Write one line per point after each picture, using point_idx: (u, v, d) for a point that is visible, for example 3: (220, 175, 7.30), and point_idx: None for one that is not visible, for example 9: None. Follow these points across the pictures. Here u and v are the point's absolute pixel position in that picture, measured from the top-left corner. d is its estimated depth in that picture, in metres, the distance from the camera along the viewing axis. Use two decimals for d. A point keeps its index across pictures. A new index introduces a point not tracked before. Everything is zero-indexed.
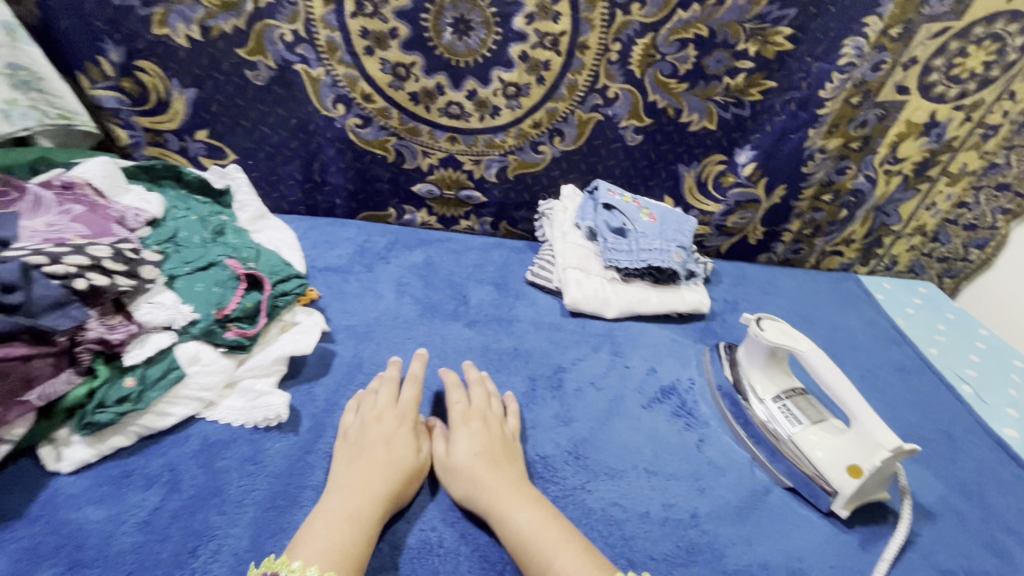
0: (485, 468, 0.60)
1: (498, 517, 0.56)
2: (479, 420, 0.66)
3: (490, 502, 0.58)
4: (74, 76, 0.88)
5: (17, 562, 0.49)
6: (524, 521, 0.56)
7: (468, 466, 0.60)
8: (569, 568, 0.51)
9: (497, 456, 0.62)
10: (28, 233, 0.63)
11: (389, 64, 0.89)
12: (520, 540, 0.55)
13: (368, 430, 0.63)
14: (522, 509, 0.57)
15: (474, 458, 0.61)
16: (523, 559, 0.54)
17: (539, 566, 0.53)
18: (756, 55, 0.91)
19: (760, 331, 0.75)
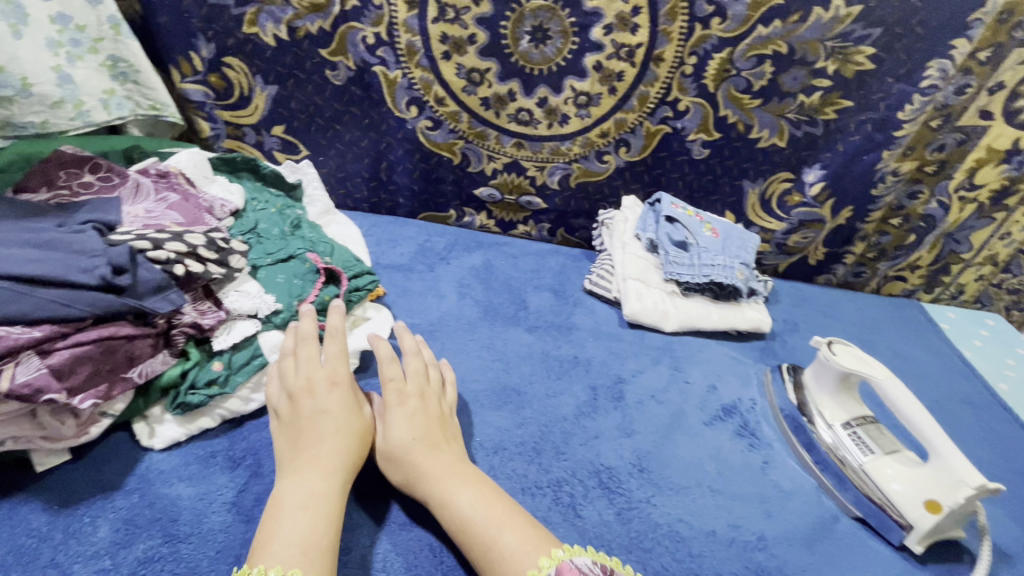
0: (424, 450, 0.59)
1: (440, 501, 0.56)
2: (415, 396, 0.64)
3: (430, 483, 0.57)
4: (166, 69, 0.92)
5: (118, 532, 0.51)
6: (465, 501, 0.56)
7: (405, 449, 0.59)
8: (513, 546, 0.52)
9: (434, 435, 0.61)
10: (129, 218, 0.66)
11: (464, 69, 0.91)
12: (462, 521, 0.55)
13: (299, 408, 0.59)
14: (462, 488, 0.57)
15: (413, 440, 0.60)
16: (466, 541, 0.54)
17: (482, 547, 0.53)
18: (835, 73, 0.89)
19: (831, 355, 0.73)
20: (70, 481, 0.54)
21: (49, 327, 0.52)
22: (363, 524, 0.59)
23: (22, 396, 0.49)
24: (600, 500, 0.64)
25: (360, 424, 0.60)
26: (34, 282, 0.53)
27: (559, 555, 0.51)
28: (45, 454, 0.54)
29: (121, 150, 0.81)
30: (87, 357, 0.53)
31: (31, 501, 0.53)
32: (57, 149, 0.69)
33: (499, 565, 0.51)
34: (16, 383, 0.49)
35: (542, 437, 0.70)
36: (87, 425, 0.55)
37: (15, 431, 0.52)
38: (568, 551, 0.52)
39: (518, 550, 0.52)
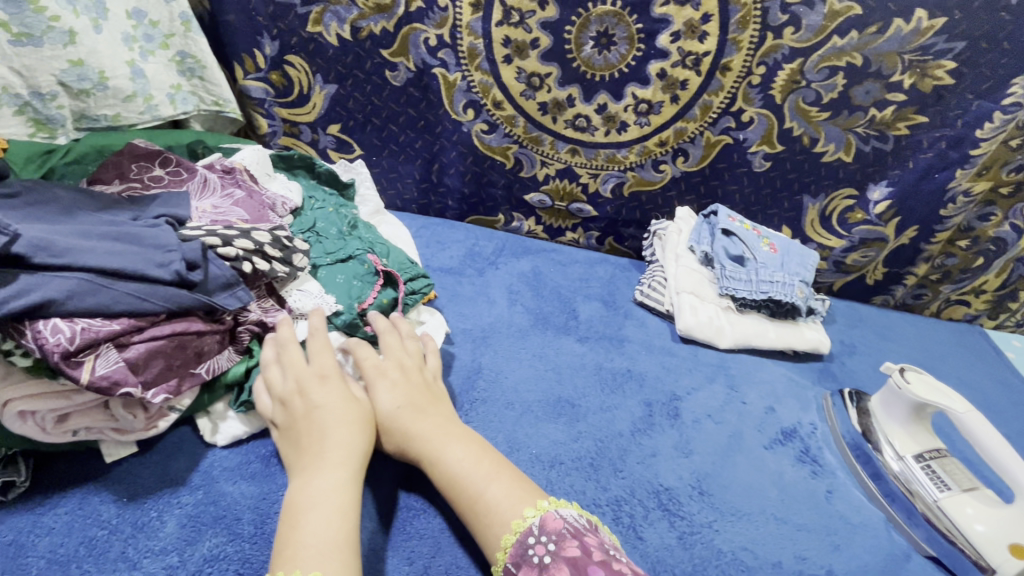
0: (411, 416, 0.58)
1: (430, 460, 0.56)
2: (399, 369, 0.62)
3: (420, 444, 0.57)
4: (230, 66, 0.93)
5: (184, 527, 0.52)
6: (455, 458, 0.55)
7: (394, 417, 0.58)
8: (500, 499, 0.52)
9: (419, 400, 0.60)
10: (198, 213, 0.66)
11: (525, 73, 0.90)
12: (452, 478, 0.54)
13: (292, 407, 0.56)
14: (450, 445, 0.56)
15: (399, 407, 0.59)
16: (456, 497, 0.54)
17: (469, 500, 0.53)
18: (911, 88, 0.85)
19: (905, 384, 0.70)
20: (136, 474, 0.55)
21: (127, 320, 0.52)
22: (424, 534, 0.59)
23: (100, 388, 0.49)
24: (660, 523, 0.62)
25: (360, 413, 0.57)
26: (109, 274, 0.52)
27: (544, 506, 0.51)
28: (114, 445, 0.55)
29: (185, 146, 0.82)
30: (159, 352, 0.53)
31: (100, 492, 0.53)
32: (131, 143, 0.72)
33: (489, 518, 0.51)
34: (96, 375, 0.49)
35: (598, 452, 0.69)
36: (156, 418, 0.56)
37: (89, 422, 0.53)
38: (553, 501, 0.52)
39: (506, 503, 0.52)
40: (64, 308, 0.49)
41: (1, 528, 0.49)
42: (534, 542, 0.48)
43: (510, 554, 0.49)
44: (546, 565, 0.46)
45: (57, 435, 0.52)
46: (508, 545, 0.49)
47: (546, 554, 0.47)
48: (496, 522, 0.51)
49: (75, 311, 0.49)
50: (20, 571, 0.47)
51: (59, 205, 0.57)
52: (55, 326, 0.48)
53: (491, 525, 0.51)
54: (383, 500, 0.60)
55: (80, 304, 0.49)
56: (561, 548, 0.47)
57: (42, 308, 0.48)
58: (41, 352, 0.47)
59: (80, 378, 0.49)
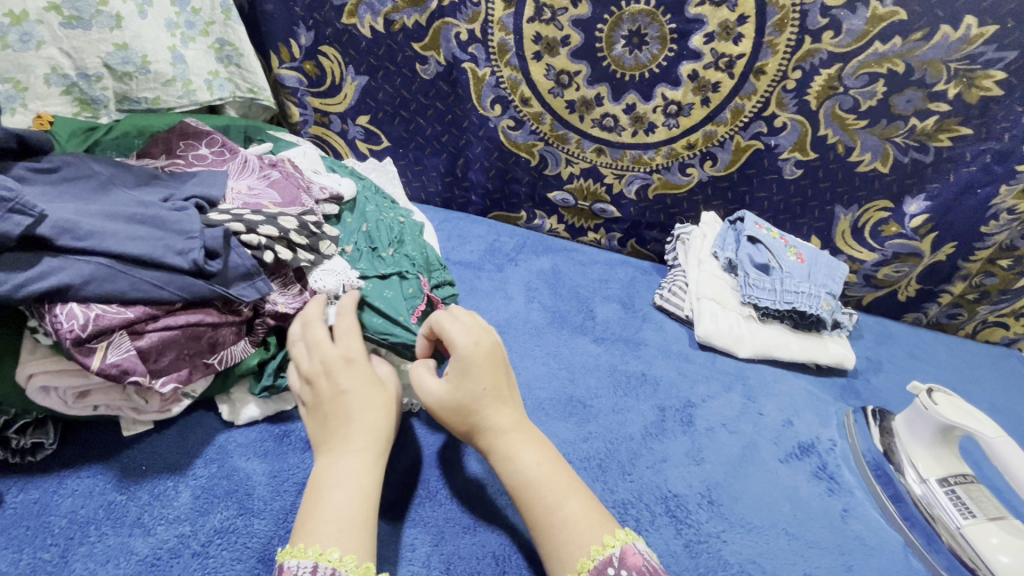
0: (489, 410, 0.58)
1: (505, 459, 0.56)
2: (479, 350, 0.59)
3: (498, 439, 0.57)
4: (267, 55, 0.96)
5: (197, 498, 0.53)
6: (529, 463, 0.55)
7: (476, 404, 0.57)
8: (576, 516, 0.51)
9: (497, 389, 0.59)
10: (232, 194, 0.68)
11: (554, 70, 0.89)
12: (525, 480, 0.54)
13: (324, 385, 0.56)
14: (527, 447, 0.56)
15: (481, 391, 0.58)
16: (527, 500, 0.54)
17: (543, 510, 0.52)
18: (955, 98, 0.81)
19: (932, 405, 0.68)
20: (154, 448, 0.56)
21: (142, 308, 0.53)
22: (430, 520, 0.60)
23: (110, 375, 0.50)
24: (667, 529, 0.62)
25: (385, 396, 0.57)
26: (128, 261, 0.53)
27: (622, 537, 0.49)
28: (130, 421, 0.57)
29: (241, 130, 0.86)
30: (173, 342, 0.54)
31: (120, 461, 0.55)
32: (184, 123, 0.75)
33: (566, 532, 0.50)
34: (106, 362, 0.50)
35: (608, 453, 0.68)
36: (170, 402, 0.57)
37: (106, 400, 0.54)
38: (629, 534, 0.51)
39: (585, 523, 0.51)
40: (81, 293, 0.50)
41: (27, 488, 0.52)
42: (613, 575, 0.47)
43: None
44: None
45: (79, 409, 0.54)
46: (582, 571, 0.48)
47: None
48: (570, 535, 0.50)
49: (91, 297, 0.50)
50: (43, 529, 0.49)
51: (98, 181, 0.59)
52: (70, 312, 0.49)
53: (562, 539, 0.50)
54: (392, 487, 0.62)
55: (97, 289, 0.51)
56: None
57: (60, 292, 0.49)
58: (57, 335, 0.49)
59: (90, 364, 0.50)
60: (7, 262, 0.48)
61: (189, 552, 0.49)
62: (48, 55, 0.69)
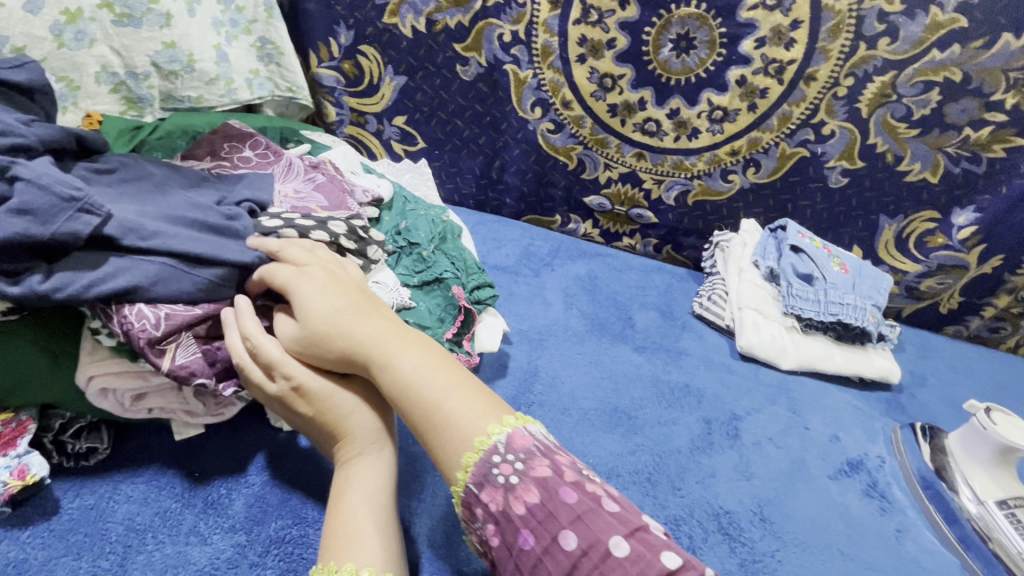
0: (351, 324, 0.52)
1: (379, 369, 0.50)
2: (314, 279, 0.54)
3: (366, 355, 0.51)
4: (305, 54, 0.95)
5: (252, 507, 0.52)
6: (406, 366, 0.50)
7: (332, 324, 0.52)
8: (460, 409, 0.48)
9: (346, 312, 0.52)
10: (280, 198, 0.67)
11: (597, 73, 0.88)
12: (405, 386, 0.49)
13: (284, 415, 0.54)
14: (398, 351, 0.51)
15: (333, 312, 0.52)
16: (411, 411, 0.49)
17: (429, 414, 0.48)
18: (1013, 108, 0.79)
19: (991, 424, 0.66)
20: (206, 454, 0.56)
21: (207, 307, 0.53)
22: None
23: (179, 377, 0.50)
24: (721, 547, 0.61)
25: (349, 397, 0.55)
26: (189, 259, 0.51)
27: (511, 422, 0.47)
28: (183, 425, 0.55)
29: (278, 131, 0.85)
30: None
31: (172, 467, 0.54)
32: (227, 124, 0.74)
33: (447, 432, 0.47)
34: (175, 364, 0.50)
35: (656, 467, 0.67)
36: (223, 405, 0.56)
37: (162, 403, 0.53)
38: (521, 418, 0.48)
39: (465, 416, 0.48)
40: (149, 294, 0.49)
41: (84, 492, 0.51)
42: (499, 461, 0.45)
43: (472, 473, 0.46)
44: (513, 485, 0.44)
45: (135, 412, 0.53)
46: (469, 467, 0.46)
47: (514, 473, 0.45)
48: (451, 433, 0.47)
49: (160, 297, 0.50)
50: (101, 535, 0.49)
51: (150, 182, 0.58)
52: (139, 312, 0.49)
53: (449, 437, 0.47)
54: (442, 498, 0.62)
55: (163, 290, 0.50)
56: (530, 468, 0.45)
57: (128, 293, 0.48)
58: (126, 336, 0.48)
59: (161, 365, 0.49)
60: (74, 262, 0.47)
61: (247, 562, 0.49)
62: (99, 53, 0.69)
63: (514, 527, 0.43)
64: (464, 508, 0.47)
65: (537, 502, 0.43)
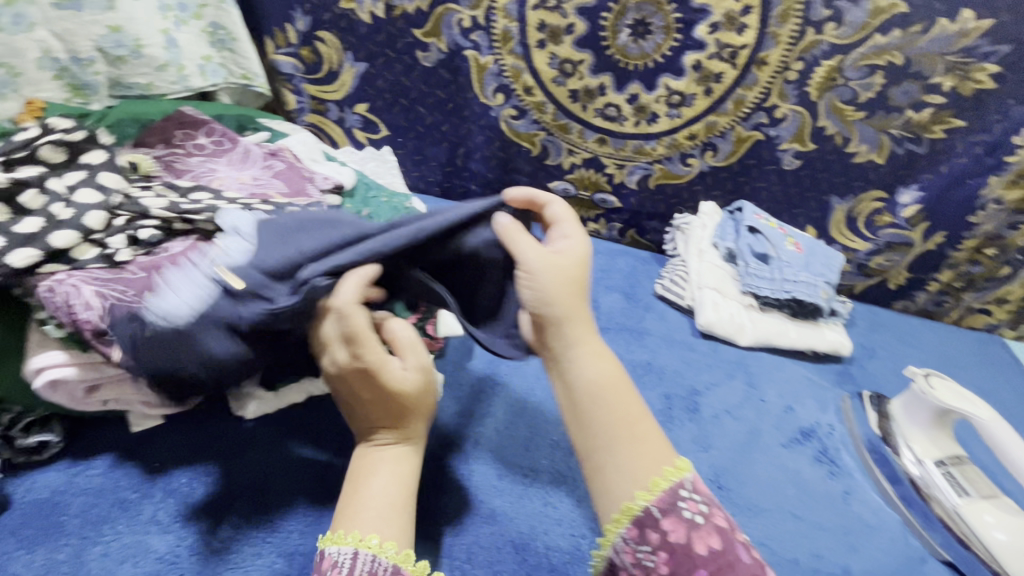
0: (581, 314, 0.57)
1: (586, 354, 0.56)
2: (572, 253, 0.58)
3: (581, 338, 0.56)
4: (261, 40, 0.93)
5: (213, 494, 0.52)
6: (606, 368, 0.56)
7: (571, 302, 0.56)
8: (654, 433, 0.54)
9: (574, 288, 0.56)
10: (238, 185, 0.66)
11: (557, 59, 0.89)
12: (607, 383, 0.55)
13: (354, 391, 0.52)
14: (605, 354, 0.57)
15: (575, 295, 0.57)
16: (604, 403, 0.54)
17: (625, 418, 0.54)
18: (950, 90, 0.83)
19: (929, 388, 0.70)
20: (165, 443, 0.55)
21: None
22: (451, 513, 0.61)
23: (132, 367, 0.49)
24: None
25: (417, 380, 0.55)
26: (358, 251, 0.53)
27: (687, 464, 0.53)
28: (139, 416, 0.55)
29: (234, 119, 0.83)
30: None
31: (129, 458, 0.54)
32: (180, 108, 0.71)
33: (642, 443, 0.52)
34: (127, 354, 0.49)
35: None
36: (182, 396, 0.56)
37: (117, 395, 0.53)
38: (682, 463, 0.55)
39: (659, 440, 0.54)
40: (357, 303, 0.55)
41: (38, 486, 0.51)
42: (687, 498, 0.50)
43: (657, 498, 0.49)
44: (697, 524, 0.48)
45: (87, 404, 0.52)
46: (656, 490, 0.50)
47: (700, 510, 0.49)
48: (641, 442, 0.53)
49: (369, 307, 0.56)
50: (56, 528, 0.48)
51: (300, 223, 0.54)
52: (86, 302, 0.48)
53: (636, 446, 0.52)
54: None
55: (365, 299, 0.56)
56: (711, 515, 0.49)
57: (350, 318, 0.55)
58: (75, 326, 0.48)
59: (112, 355, 0.49)
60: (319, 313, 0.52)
61: (209, 548, 0.48)
62: (39, 38, 0.66)
63: (690, 563, 0.46)
64: (631, 527, 0.49)
65: (719, 548, 0.47)
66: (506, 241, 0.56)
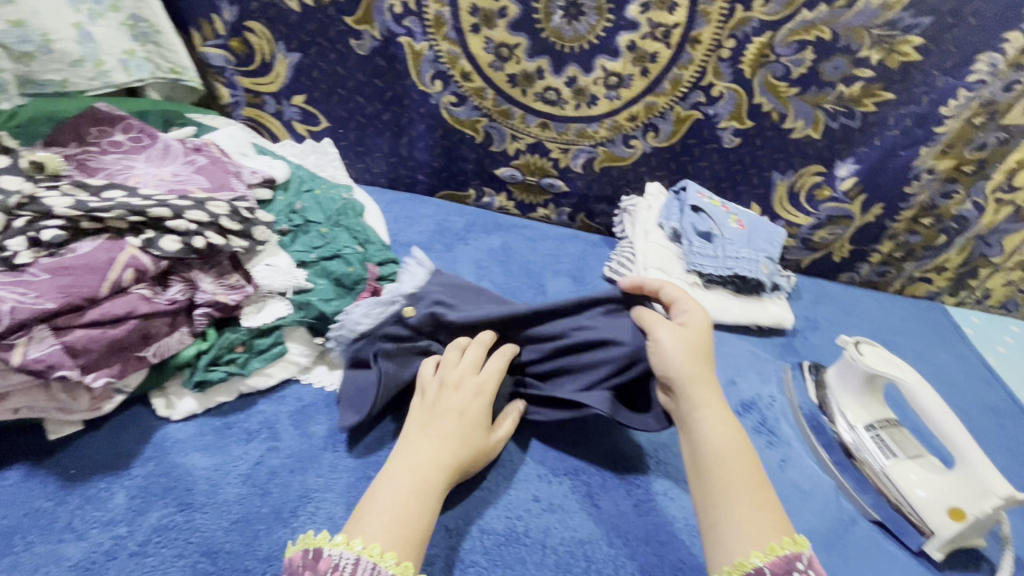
0: (706, 381, 0.58)
1: (700, 412, 0.57)
2: (696, 327, 0.62)
3: (698, 397, 0.57)
4: (188, 32, 0.90)
5: (134, 498, 0.51)
6: (725, 430, 0.56)
7: (693, 369, 0.58)
8: (770, 503, 0.51)
9: (702, 358, 0.59)
10: (155, 181, 0.64)
11: (493, 43, 0.88)
12: (723, 444, 0.55)
13: (446, 403, 0.56)
14: (727, 420, 0.57)
15: (698, 367, 0.59)
16: (717, 461, 0.54)
17: (738, 478, 0.53)
18: (878, 64, 0.85)
19: (859, 356, 0.72)
20: (84, 450, 0.54)
21: (64, 299, 0.50)
22: None
23: (34, 371, 0.47)
24: (617, 490, 0.62)
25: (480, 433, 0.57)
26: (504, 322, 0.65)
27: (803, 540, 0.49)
28: (57, 423, 0.53)
29: (159, 114, 0.80)
30: (100, 336, 0.51)
31: (44, 467, 0.52)
32: (92, 106, 0.68)
33: (759, 508, 0.51)
34: (29, 358, 0.47)
35: (560, 424, 0.68)
36: (101, 400, 0.55)
37: (27, 402, 0.51)
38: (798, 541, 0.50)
39: (775, 512, 0.51)
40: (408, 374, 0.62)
41: None
42: (803, 569, 0.46)
43: (773, 561, 0.47)
44: None
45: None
46: (771, 554, 0.47)
47: None
48: (761, 509, 0.51)
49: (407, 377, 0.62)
50: None
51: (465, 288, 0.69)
52: None
53: (750, 509, 0.51)
54: None
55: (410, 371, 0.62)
56: None
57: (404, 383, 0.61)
58: None
59: (10, 360, 0.47)
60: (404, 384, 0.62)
61: (126, 552, 0.48)
62: None
63: None
64: None
65: None
66: (640, 321, 0.62)
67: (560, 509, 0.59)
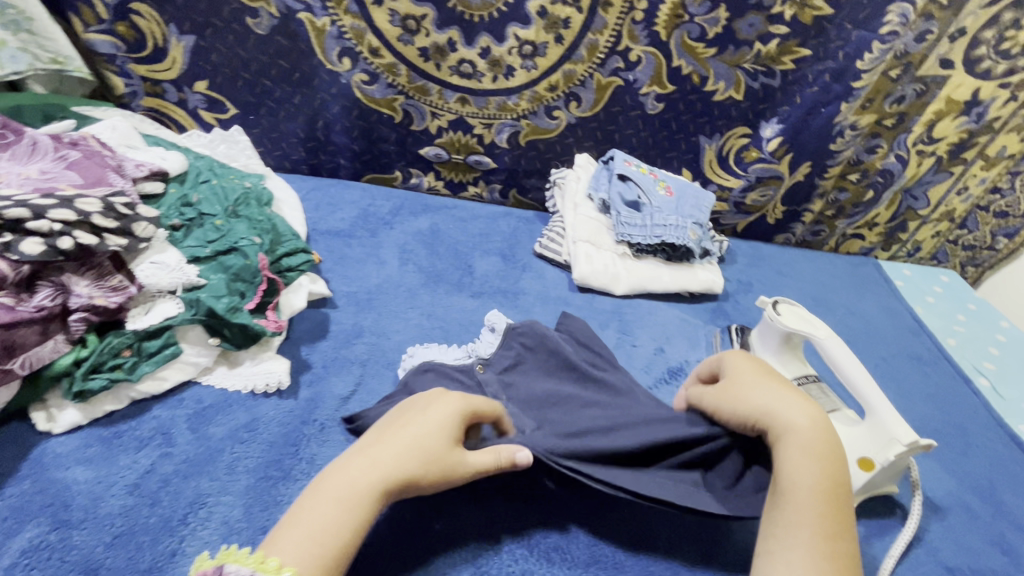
0: (799, 421, 0.52)
1: (781, 446, 0.51)
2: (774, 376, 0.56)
3: (781, 433, 0.52)
4: (67, 18, 0.84)
5: (5, 519, 0.48)
6: (809, 469, 0.49)
7: (778, 411, 0.52)
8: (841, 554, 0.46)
9: (789, 398, 0.54)
10: (19, 180, 0.59)
11: (398, 16, 0.84)
12: (802, 483, 0.49)
13: (415, 410, 0.52)
14: (820, 462, 0.50)
15: (786, 410, 0.53)
16: (789, 499, 0.49)
17: (808, 518, 0.47)
18: (792, 19, 0.84)
19: (776, 315, 0.73)
20: None
21: None
22: None
23: None
24: None
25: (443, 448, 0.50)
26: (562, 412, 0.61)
27: None
28: None
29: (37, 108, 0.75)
30: None
31: None
32: None
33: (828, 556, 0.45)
34: None
35: None
36: None
37: None
38: None
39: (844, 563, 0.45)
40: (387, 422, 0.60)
41: None
42: None
43: None
44: None
45: None
46: None
47: None
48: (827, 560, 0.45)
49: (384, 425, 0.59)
50: None
51: (534, 360, 0.68)
52: None
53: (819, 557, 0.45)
54: None
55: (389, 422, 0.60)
56: None
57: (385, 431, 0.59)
58: None
59: None
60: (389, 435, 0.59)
61: None
62: None
63: None
64: None
65: None
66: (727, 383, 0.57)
67: (476, 490, 0.58)
